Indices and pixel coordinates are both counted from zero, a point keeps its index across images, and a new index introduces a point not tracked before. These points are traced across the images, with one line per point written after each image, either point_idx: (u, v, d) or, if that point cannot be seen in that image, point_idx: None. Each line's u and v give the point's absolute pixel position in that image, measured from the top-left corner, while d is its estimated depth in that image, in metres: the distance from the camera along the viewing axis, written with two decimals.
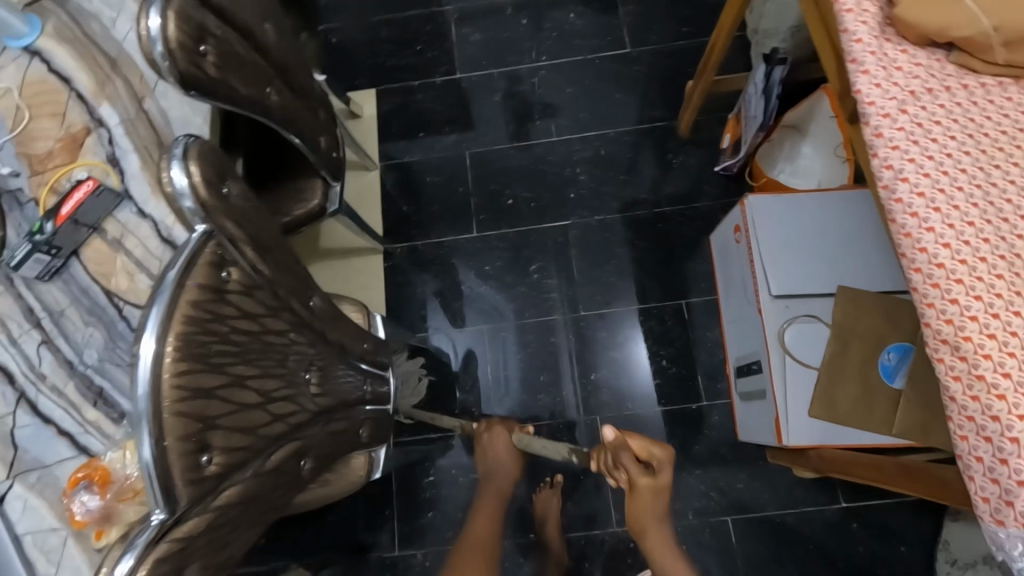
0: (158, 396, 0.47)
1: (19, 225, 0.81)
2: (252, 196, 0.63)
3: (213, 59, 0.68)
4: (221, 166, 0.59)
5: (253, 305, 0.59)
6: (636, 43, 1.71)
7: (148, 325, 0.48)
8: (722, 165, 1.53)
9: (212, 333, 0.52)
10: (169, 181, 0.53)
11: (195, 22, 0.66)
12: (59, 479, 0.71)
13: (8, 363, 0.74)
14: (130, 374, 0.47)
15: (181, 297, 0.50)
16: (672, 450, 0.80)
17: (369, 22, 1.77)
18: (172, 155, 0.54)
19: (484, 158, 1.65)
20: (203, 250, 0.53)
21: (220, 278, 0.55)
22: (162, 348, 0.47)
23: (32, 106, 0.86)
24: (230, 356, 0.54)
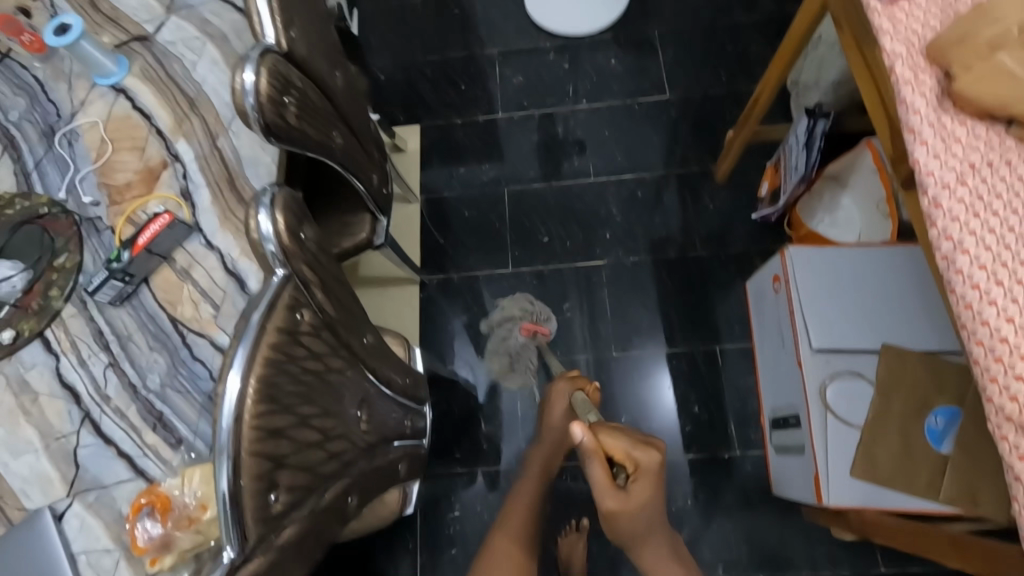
0: (238, 434, 0.49)
1: (96, 251, 0.85)
2: (322, 238, 0.66)
3: (293, 109, 0.72)
4: (302, 212, 0.62)
5: (319, 345, 0.61)
6: (674, 89, 1.75)
7: (235, 363, 0.50)
8: (760, 213, 1.54)
9: (286, 375, 0.55)
10: (256, 227, 0.57)
11: (281, 76, 0.70)
12: (115, 501, 0.72)
13: (77, 384, 0.78)
14: (215, 411, 0.49)
15: (264, 340, 0.53)
16: (655, 459, 0.90)
17: (415, 60, 1.85)
18: (260, 203, 0.58)
19: (521, 195, 1.69)
20: (283, 294, 0.56)
21: (294, 321, 0.57)
22: (246, 387, 0.50)
23: (115, 139, 0.93)
24: (299, 396, 0.57)
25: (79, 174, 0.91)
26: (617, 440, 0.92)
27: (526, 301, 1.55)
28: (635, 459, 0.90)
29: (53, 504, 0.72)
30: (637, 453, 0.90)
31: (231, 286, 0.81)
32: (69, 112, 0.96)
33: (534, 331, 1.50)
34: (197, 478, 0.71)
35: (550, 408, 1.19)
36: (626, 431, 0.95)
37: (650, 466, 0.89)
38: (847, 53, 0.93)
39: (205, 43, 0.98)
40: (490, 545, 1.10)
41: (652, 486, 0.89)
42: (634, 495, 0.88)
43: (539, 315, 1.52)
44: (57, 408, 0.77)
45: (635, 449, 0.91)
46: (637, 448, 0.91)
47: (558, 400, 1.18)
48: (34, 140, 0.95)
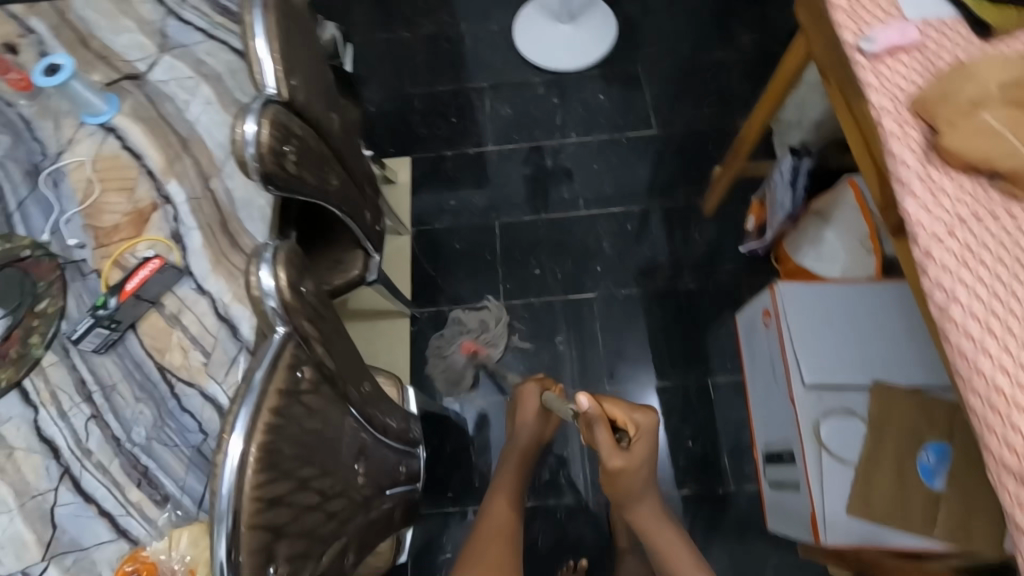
0: (240, 496, 0.48)
1: (81, 296, 0.83)
2: (322, 290, 0.65)
3: (293, 156, 0.71)
4: (303, 266, 0.61)
5: (318, 403, 0.59)
6: (661, 125, 1.79)
7: (237, 426, 0.49)
8: (747, 247, 1.57)
9: (284, 440, 0.53)
10: (257, 282, 0.55)
11: (281, 125, 0.69)
12: (94, 565, 0.68)
13: (56, 437, 0.75)
14: (215, 477, 0.48)
15: (264, 404, 0.51)
16: (650, 421, 0.94)
17: (406, 94, 1.87)
18: (261, 259, 0.57)
19: (512, 227, 1.69)
20: (285, 352, 0.54)
21: (296, 379, 0.55)
22: (249, 450, 0.49)
23: (103, 179, 0.91)
24: (300, 459, 0.55)
25: (65, 216, 0.89)
26: (617, 406, 0.95)
27: (491, 318, 1.57)
28: (633, 422, 0.93)
29: (27, 569, 0.68)
30: (637, 415, 0.94)
31: (222, 332, 0.79)
32: (56, 150, 0.94)
33: (475, 350, 1.53)
34: (185, 538, 0.68)
35: (521, 407, 1.19)
36: (623, 399, 0.99)
37: (645, 425, 0.93)
38: (834, 104, 0.96)
39: (199, 83, 0.97)
40: (476, 535, 1.04)
41: (649, 445, 0.92)
42: (636, 450, 0.91)
43: (488, 340, 1.54)
44: (34, 464, 0.73)
45: (634, 412, 0.95)
46: (634, 413, 0.95)
47: (529, 398, 1.18)
48: (17, 179, 0.92)
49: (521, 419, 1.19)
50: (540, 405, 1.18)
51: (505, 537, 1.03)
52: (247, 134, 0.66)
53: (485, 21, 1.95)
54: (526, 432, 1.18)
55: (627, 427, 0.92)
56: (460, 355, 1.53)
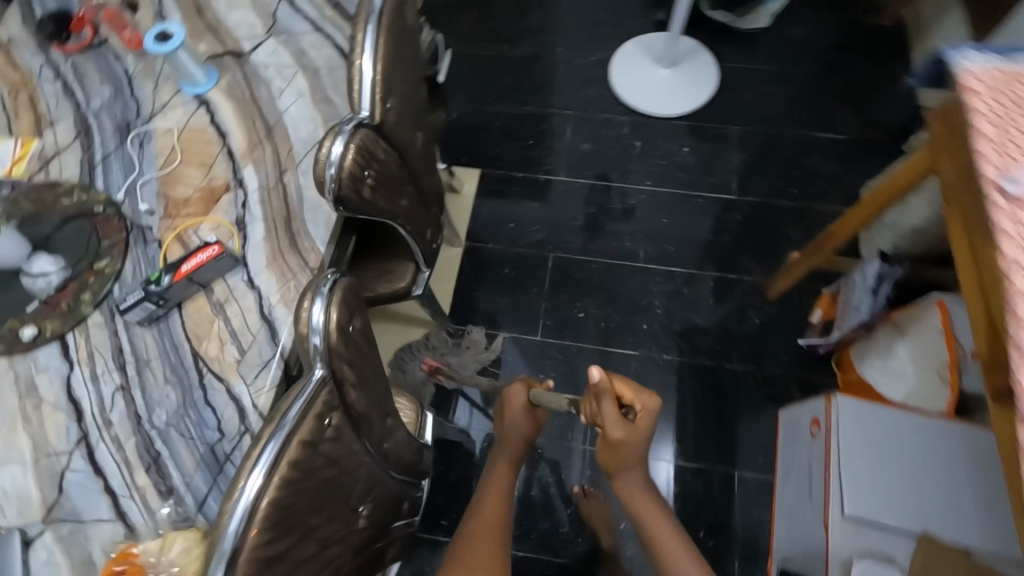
0: (242, 541, 0.46)
1: (138, 263, 0.83)
2: (370, 328, 0.62)
3: (371, 181, 0.72)
4: (357, 305, 0.59)
5: (339, 453, 0.56)
6: (742, 192, 1.71)
7: (259, 461, 0.47)
8: (807, 340, 1.47)
9: (298, 493, 0.51)
10: (306, 317, 0.53)
11: (368, 150, 0.70)
12: (87, 542, 0.68)
13: (83, 400, 0.75)
14: (224, 515, 0.46)
15: (285, 454, 0.49)
16: (657, 403, 0.88)
17: (489, 106, 1.85)
18: (318, 292, 0.55)
19: (565, 263, 1.64)
20: (318, 399, 0.52)
21: (322, 427, 0.52)
22: (262, 495, 0.47)
23: (185, 151, 0.91)
24: (307, 512, 0.53)
25: (142, 178, 0.90)
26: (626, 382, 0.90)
27: (470, 346, 1.52)
28: (640, 400, 0.88)
29: (25, 528, 0.68)
30: (645, 393, 0.88)
31: (261, 332, 0.78)
32: (148, 112, 0.96)
33: (434, 369, 1.47)
34: (180, 544, 0.66)
35: (506, 408, 1.07)
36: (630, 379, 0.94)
37: (653, 407, 0.87)
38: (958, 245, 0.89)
39: (296, 73, 0.97)
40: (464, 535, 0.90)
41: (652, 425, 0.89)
42: (642, 426, 0.87)
43: (454, 366, 1.49)
44: (57, 422, 0.74)
45: (639, 390, 0.89)
46: (641, 392, 0.89)
47: (517, 397, 1.06)
48: (108, 132, 0.94)
49: (510, 420, 1.07)
50: (526, 401, 1.06)
51: (494, 531, 0.90)
52: (333, 155, 0.67)
53: (584, 51, 1.92)
54: (521, 430, 1.07)
55: (633, 404, 0.88)
56: (420, 372, 1.48)
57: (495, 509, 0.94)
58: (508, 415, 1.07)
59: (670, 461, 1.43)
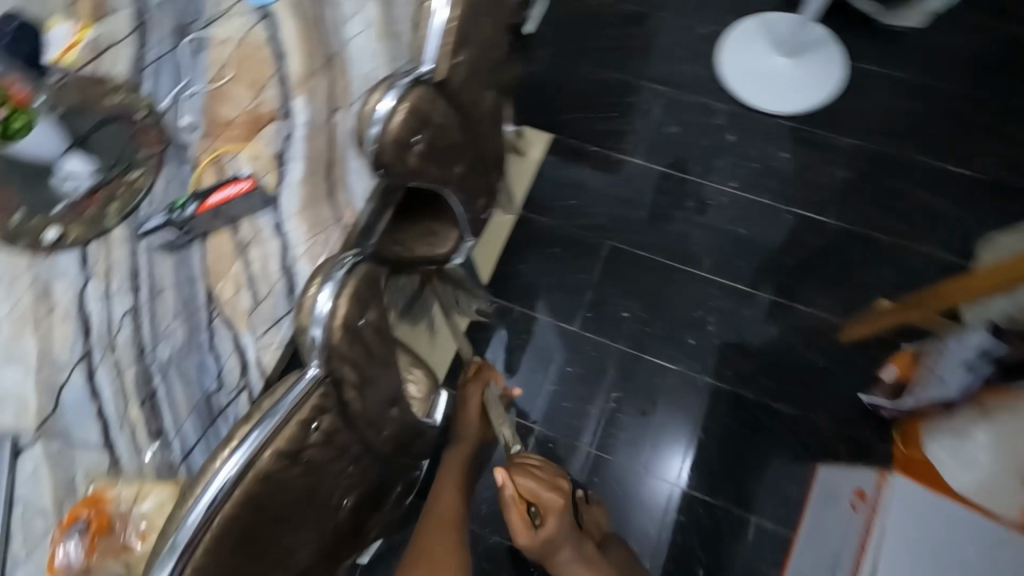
0: (207, 527, 0.44)
1: (170, 182, 0.78)
2: (385, 323, 0.59)
3: (421, 146, 0.63)
4: (373, 298, 0.55)
5: (326, 452, 0.53)
6: (837, 216, 1.50)
7: (237, 451, 0.45)
8: (873, 399, 1.32)
9: (274, 488, 0.48)
10: (311, 305, 0.52)
11: (425, 111, 0.61)
12: (72, 463, 0.66)
13: (93, 316, 0.72)
14: (190, 501, 0.44)
15: (256, 467, 0.46)
16: (559, 501, 0.92)
17: (575, 66, 1.68)
18: (330, 276, 0.53)
19: (621, 255, 1.51)
20: (309, 399, 0.48)
21: (309, 431, 0.49)
22: (231, 487, 0.44)
23: (238, 67, 0.84)
24: (277, 507, 0.50)
25: (189, 89, 0.83)
26: (529, 482, 0.92)
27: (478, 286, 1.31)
28: (543, 501, 0.92)
29: (17, 436, 0.66)
30: (546, 495, 0.92)
31: (279, 284, 0.72)
32: (209, 16, 0.88)
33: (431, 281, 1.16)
34: (154, 498, 0.63)
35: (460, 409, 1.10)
36: (538, 469, 0.96)
37: (557, 506, 0.92)
38: None
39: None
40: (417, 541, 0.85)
41: (558, 522, 0.91)
42: (548, 531, 0.91)
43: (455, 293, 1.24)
44: (64, 332, 0.71)
45: (543, 491, 0.92)
46: (547, 488, 0.93)
47: (472, 401, 1.10)
48: (164, 32, 0.87)
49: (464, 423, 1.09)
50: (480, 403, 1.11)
51: (453, 524, 0.87)
52: (379, 111, 0.59)
53: (695, 20, 1.70)
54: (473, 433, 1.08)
55: (538, 505, 0.92)
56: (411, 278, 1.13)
57: (452, 503, 0.92)
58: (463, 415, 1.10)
59: (675, 483, 1.34)
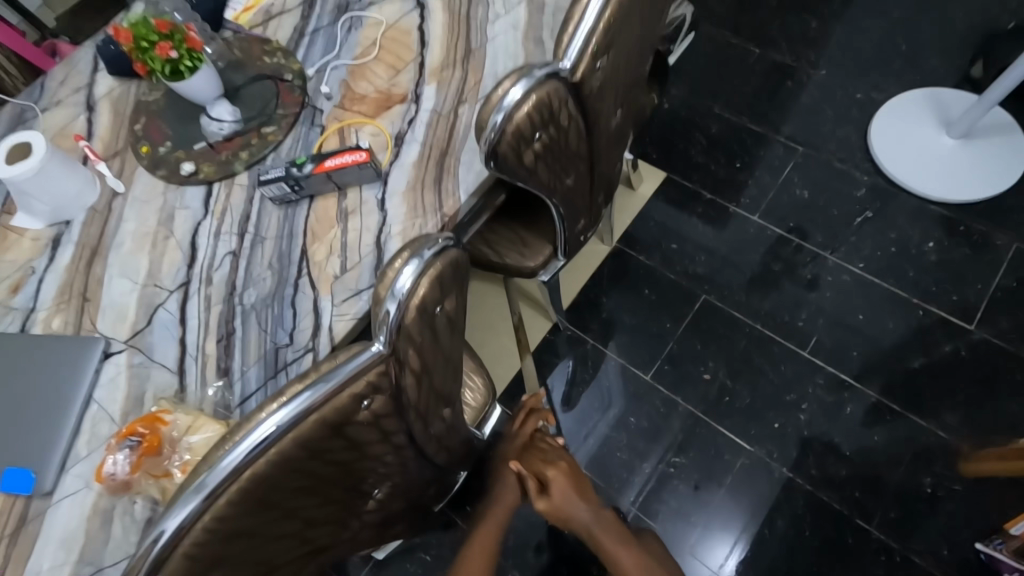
0: (239, 475, 0.42)
1: (297, 141, 0.82)
2: (457, 318, 0.56)
3: (538, 148, 0.61)
4: (454, 289, 0.51)
5: (370, 434, 0.51)
6: (986, 327, 1.28)
7: (286, 406, 0.43)
8: (990, 552, 1.09)
9: (310, 455, 0.46)
10: (392, 279, 0.47)
11: (551, 113, 0.58)
12: (146, 380, 0.69)
13: (200, 250, 0.76)
14: (229, 444, 0.42)
15: (299, 429, 0.44)
16: (566, 467, 0.89)
17: (709, 109, 1.60)
18: (417, 254, 0.48)
19: (715, 313, 1.39)
20: (365, 377, 0.45)
21: (357, 407, 0.47)
22: (268, 442, 0.42)
23: (383, 48, 0.87)
24: (308, 475, 0.49)
25: (335, 62, 0.88)
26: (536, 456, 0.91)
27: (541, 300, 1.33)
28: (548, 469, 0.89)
29: (110, 341, 0.72)
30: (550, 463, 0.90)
31: (368, 258, 0.72)
32: None
33: None
34: (205, 432, 0.63)
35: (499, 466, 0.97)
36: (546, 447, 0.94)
37: (563, 470, 0.89)
38: None
39: (520, 3, 0.87)
40: None
41: (567, 485, 0.88)
42: (561, 498, 0.87)
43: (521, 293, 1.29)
44: (173, 259, 0.76)
45: (549, 462, 0.90)
46: (553, 459, 0.91)
47: (511, 453, 0.95)
48: (327, 8, 0.93)
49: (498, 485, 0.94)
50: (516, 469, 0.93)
51: None
52: (508, 99, 0.56)
53: (852, 84, 1.56)
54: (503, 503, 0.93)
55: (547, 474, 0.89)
56: None
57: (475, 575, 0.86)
58: (502, 471, 0.96)
59: (715, 570, 1.19)
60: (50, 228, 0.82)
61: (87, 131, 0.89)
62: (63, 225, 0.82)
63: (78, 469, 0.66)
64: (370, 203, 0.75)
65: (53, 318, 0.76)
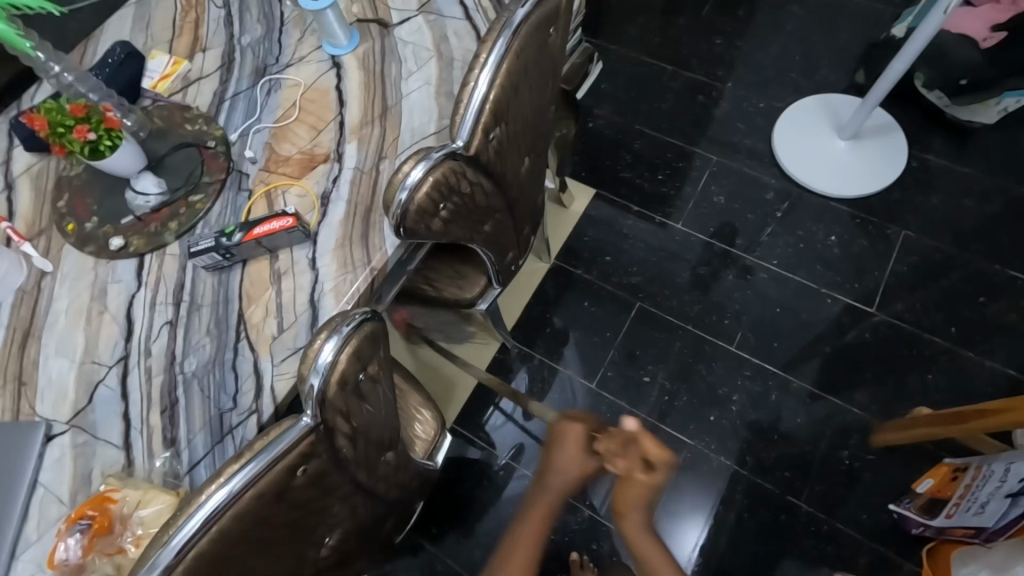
0: (185, 555, 0.47)
1: (226, 207, 0.85)
2: (384, 375, 0.61)
3: (445, 212, 0.68)
4: (375, 354, 0.57)
5: (312, 494, 0.56)
6: (884, 308, 1.43)
7: (225, 485, 0.47)
8: (901, 511, 1.21)
9: (255, 524, 0.51)
10: (315, 356, 0.53)
11: (452, 182, 0.66)
12: (93, 458, 0.71)
13: (136, 322, 0.78)
14: (173, 528, 0.46)
15: (237, 506, 0.48)
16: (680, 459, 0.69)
17: (629, 127, 1.71)
18: (337, 330, 0.55)
19: (650, 319, 1.49)
20: (293, 450, 0.50)
21: (291, 476, 0.51)
22: (208, 523, 0.46)
23: (303, 109, 0.92)
24: (256, 540, 0.53)
25: (257, 125, 0.91)
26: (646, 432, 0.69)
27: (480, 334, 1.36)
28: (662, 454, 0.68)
29: (51, 423, 0.73)
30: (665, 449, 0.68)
31: (304, 316, 0.76)
32: (287, 61, 0.97)
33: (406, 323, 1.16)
34: (156, 505, 0.65)
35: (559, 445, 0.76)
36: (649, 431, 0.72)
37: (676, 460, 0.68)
38: None
39: (430, 59, 0.93)
40: None
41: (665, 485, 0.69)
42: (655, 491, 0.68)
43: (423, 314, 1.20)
44: (109, 334, 0.78)
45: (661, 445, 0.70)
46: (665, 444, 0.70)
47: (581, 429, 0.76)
48: (245, 71, 0.97)
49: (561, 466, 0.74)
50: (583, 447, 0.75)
51: None
52: (411, 178, 0.64)
53: (753, 95, 1.71)
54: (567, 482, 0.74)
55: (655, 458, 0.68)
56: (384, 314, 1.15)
57: None
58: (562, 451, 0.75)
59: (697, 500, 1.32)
60: None
61: (8, 211, 0.89)
62: None
63: (31, 553, 0.67)
64: (300, 263, 0.79)
65: None
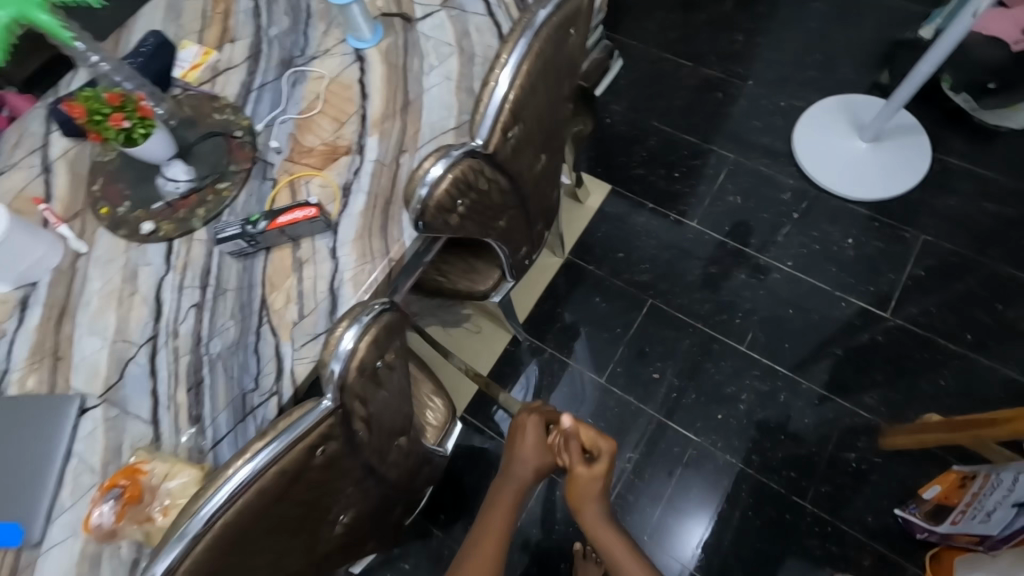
0: (212, 524, 0.50)
1: (251, 195, 0.88)
2: (398, 364, 0.64)
3: (462, 207, 0.71)
4: (392, 342, 0.60)
5: (329, 473, 0.59)
6: (899, 312, 1.42)
7: (250, 461, 0.50)
8: (906, 516, 1.21)
9: (276, 499, 0.54)
10: (336, 343, 0.56)
11: (470, 178, 0.68)
12: (123, 431, 0.75)
13: (164, 304, 0.82)
14: (201, 499, 0.49)
15: (261, 480, 0.51)
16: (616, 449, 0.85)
17: (647, 123, 1.71)
18: (357, 319, 0.57)
19: (661, 315, 1.50)
20: (314, 431, 0.53)
21: (311, 456, 0.54)
22: (234, 496, 0.49)
23: (327, 102, 0.94)
24: (276, 514, 0.56)
25: (282, 116, 0.94)
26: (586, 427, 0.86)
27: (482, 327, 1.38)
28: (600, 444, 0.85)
29: (85, 397, 0.78)
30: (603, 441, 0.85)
31: (323, 303, 0.79)
32: (312, 53, 0.99)
33: None
34: (182, 478, 0.69)
35: (517, 438, 0.91)
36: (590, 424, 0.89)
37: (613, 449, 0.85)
38: None
39: (452, 54, 0.95)
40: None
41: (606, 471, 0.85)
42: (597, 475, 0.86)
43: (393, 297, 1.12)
44: (140, 314, 0.82)
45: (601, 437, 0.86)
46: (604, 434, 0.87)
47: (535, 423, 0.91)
48: (272, 62, 0.99)
49: (520, 456, 0.89)
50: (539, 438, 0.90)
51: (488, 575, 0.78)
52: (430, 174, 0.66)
53: (775, 93, 1.69)
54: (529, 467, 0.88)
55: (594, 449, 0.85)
56: None
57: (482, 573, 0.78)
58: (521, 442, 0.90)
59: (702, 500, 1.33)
60: (17, 291, 0.86)
61: (45, 194, 0.93)
62: (30, 287, 0.86)
63: (66, 518, 0.71)
64: (321, 251, 0.82)
65: (27, 378, 0.80)
